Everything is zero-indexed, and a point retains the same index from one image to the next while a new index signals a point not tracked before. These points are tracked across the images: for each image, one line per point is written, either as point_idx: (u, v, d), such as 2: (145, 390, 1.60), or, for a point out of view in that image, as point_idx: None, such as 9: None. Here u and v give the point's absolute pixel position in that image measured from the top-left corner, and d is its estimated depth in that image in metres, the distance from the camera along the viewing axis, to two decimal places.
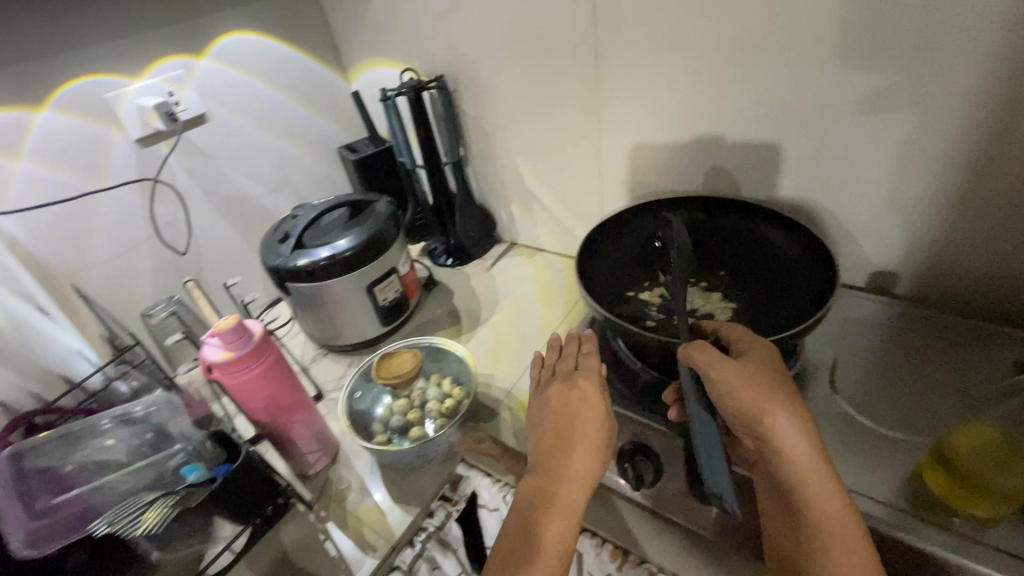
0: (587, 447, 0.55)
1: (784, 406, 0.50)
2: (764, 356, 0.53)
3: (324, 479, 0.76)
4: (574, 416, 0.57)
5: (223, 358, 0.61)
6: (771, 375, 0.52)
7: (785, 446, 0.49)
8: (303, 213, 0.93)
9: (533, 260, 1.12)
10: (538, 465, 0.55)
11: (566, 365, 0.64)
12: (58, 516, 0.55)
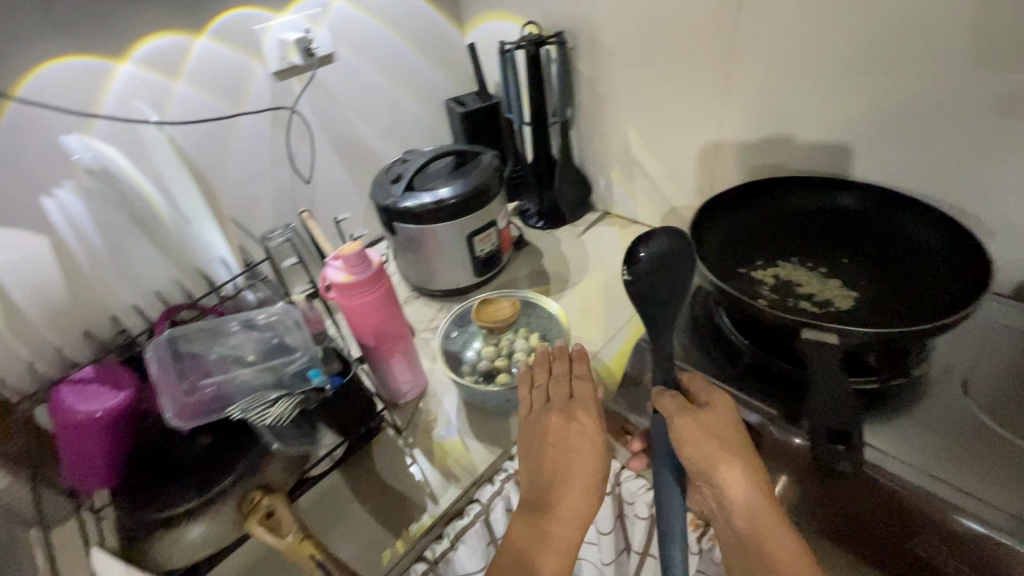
0: (578, 480, 0.59)
1: (738, 465, 0.54)
2: (722, 407, 0.57)
3: (412, 409, 0.80)
4: (567, 449, 0.61)
5: (345, 280, 0.65)
6: (727, 429, 0.56)
7: (740, 498, 0.53)
8: (414, 158, 0.96)
9: (626, 230, 1.11)
10: (532, 494, 0.59)
11: (561, 387, 0.66)
12: (200, 396, 0.62)
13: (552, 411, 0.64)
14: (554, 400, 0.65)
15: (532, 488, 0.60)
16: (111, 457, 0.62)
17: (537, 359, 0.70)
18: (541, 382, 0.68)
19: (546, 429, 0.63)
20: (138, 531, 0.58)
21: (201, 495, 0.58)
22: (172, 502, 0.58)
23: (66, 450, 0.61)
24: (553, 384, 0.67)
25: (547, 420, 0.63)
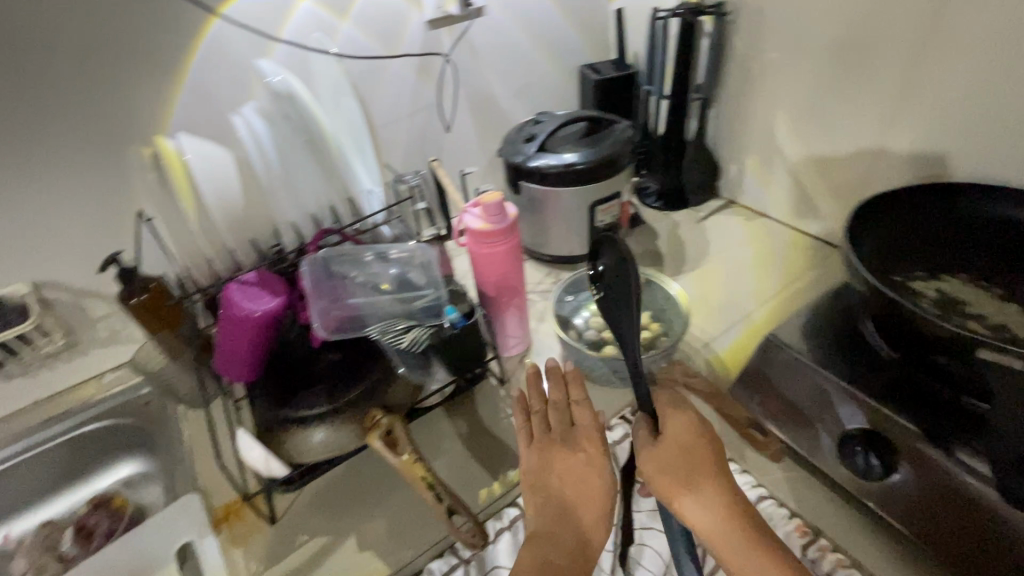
0: (586, 512, 0.56)
1: (687, 496, 0.54)
2: (685, 428, 0.57)
3: (516, 365, 0.82)
4: (570, 482, 0.58)
5: (482, 228, 0.67)
6: (688, 452, 0.55)
7: (699, 521, 0.53)
8: (546, 120, 0.96)
9: (751, 223, 1.05)
10: (538, 526, 0.56)
11: (561, 416, 0.63)
12: (342, 313, 0.67)
13: (551, 442, 0.61)
14: (554, 431, 0.62)
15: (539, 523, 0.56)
16: (256, 359, 0.69)
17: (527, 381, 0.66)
18: (536, 411, 0.64)
19: (544, 461, 0.60)
20: (280, 424, 0.64)
21: (335, 403, 0.63)
22: (310, 405, 0.64)
23: (223, 344, 0.68)
24: (550, 414, 0.64)
25: (543, 451, 0.61)
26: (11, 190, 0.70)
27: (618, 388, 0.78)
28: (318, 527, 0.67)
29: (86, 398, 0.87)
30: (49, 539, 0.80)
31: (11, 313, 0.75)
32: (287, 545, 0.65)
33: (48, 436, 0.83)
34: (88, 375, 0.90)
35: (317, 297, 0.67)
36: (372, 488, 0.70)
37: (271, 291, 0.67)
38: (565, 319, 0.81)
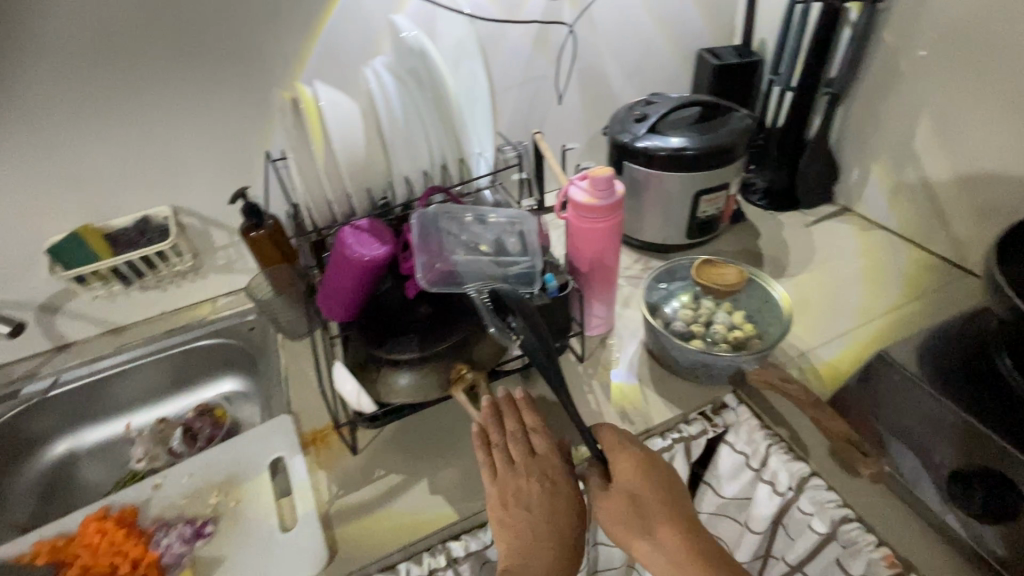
0: (554, 541, 0.58)
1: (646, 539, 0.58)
2: (635, 471, 0.60)
3: (597, 345, 0.82)
4: (539, 516, 0.59)
5: (586, 202, 0.67)
6: (639, 494, 0.59)
7: (648, 553, 0.57)
8: (659, 102, 0.93)
9: (867, 233, 0.97)
10: (512, 557, 0.57)
11: (522, 448, 0.63)
12: (442, 267, 0.69)
13: (518, 475, 0.61)
14: (518, 464, 0.62)
15: (514, 556, 0.57)
16: (357, 299, 0.73)
17: (489, 411, 0.66)
18: (499, 442, 0.64)
19: (513, 494, 0.60)
20: (374, 362, 0.68)
21: (428, 351, 0.68)
22: (405, 349, 0.68)
23: (330, 281, 0.72)
24: (512, 445, 0.63)
25: (510, 483, 0.61)
26: (169, 122, 0.79)
27: (701, 383, 0.75)
28: (395, 464, 0.71)
29: (201, 318, 0.97)
30: (162, 435, 0.91)
31: (153, 231, 0.85)
32: (365, 475, 0.70)
33: (169, 346, 0.94)
34: (205, 297, 0.99)
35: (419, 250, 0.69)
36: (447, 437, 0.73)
37: (380, 238, 0.70)
38: (653, 305, 0.79)
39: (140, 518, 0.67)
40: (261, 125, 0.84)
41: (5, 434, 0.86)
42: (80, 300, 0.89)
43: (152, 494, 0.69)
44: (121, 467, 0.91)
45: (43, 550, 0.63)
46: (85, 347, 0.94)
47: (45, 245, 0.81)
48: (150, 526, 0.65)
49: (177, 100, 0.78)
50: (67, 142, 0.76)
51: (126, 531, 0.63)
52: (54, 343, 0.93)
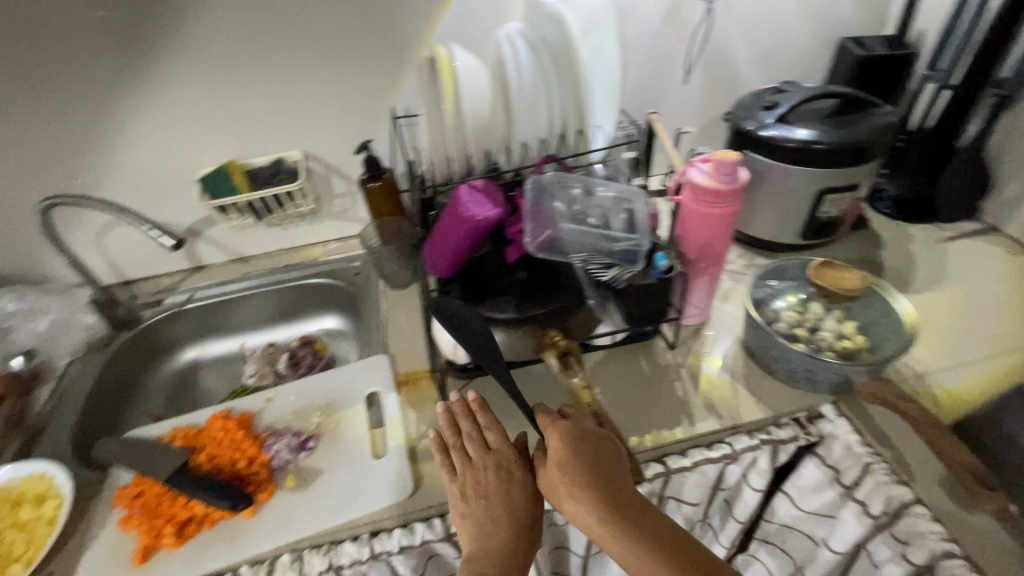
0: (508, 524, 0.59)
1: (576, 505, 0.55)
2: (561, 444, 0.58)
3: (689, 334, 0.81)
4: (493, 504, 0.59)
5: (708, 184, 0.65)
6: (564, 466, 0.56)
7: (581, 517, 0.55)
8: (791, 91, 0.87)
9: (1014, 258, 0.87)
10: (470, 544, 0.58)
11: (477, 444, 0.63)
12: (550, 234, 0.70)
13: (476, 468, 0.62)
14: (474, 459, 0.62)
15: (472, 545, 0.58)
16: (460, 257, 0.76)
17: (444, 414, 0.66)
18: (455, 441, 0.64)
19: (471, 487, 0.61)
20: (472, 319, 0.71)
21: (525, 313, 0.69)
22: (502, 309, 0.70)
23: (437, 236, 0.76)
24: (467, 442, 0.64)
25: (468, 476, 0.62)
26: (311, 75, 0.86)
27: (798, 389, 0.72)
28: None
29: (313, 258, 1.06)
30: (270, 356, 1.02)
31: (285, 173, 0.93)
32: None
33: (284, 279, 1.03)
34: (317, 240, 1.08)
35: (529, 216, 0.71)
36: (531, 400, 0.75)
37: (493, 201, 0.72)
38: (757, 301, 0.76)
39: (255, 424, 0.75)
40: (390, 82, 0.89)
41: (147, 335, 0.98)
42: (216, 229, 1.00)
43: (266, 405, 0.78)
44: (234, 380, 1.02)
45: (177, 436, 0.73)
46: (215, 270, 1.05)
47: (197, 176, 0.92)
48: (263, 432, 0.74)
49: (322, 54, 0.84)
50: (227, 87, 0.85)
51: (244, 433, 0.72)
52: (191, 264, 1.05)
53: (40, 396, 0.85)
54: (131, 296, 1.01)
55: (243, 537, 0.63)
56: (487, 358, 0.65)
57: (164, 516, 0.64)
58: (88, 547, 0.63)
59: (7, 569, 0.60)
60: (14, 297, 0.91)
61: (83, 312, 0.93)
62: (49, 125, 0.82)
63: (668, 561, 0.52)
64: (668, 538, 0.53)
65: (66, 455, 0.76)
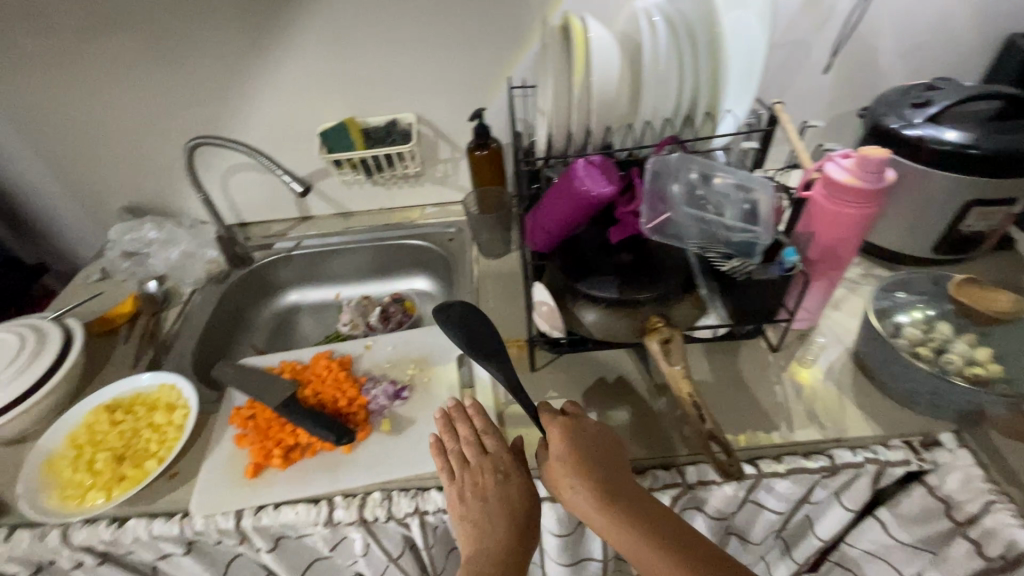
0: (507, 518, 0.58)
1: (575, 491, 0.57)
2: (561, 437, 0.60)
3: (794, 339, 0.77)
4: (490, 505, 0.59)
5: (847, 182, 0.61)
6: (563, 457, 0.59)
7: (581, 505, 0.56)
8: (947, 88, 0.78)
9: None
10: (468, 546, 0.58)
11: (475, 446, 0.64)
12: (667, 218, 0.68)
13: (474, 470, 0.62)
14: (472, 462, 0.63)
15: (471, 548, 0.57)
16: (565, 229, 0.76)
17: (442, 421, 0.68)
18: (453, 446, 0.65)
19: (468, 489, 0.61)
20: (571, 295, 0.72)
21: (625, 296, 0.69)
22: (603, 289, 0.70)
23: (545, 205, 0.76)
24: (464, 446, 0.64)
25: (466, 479, 0.62)
26: (433, 40, 0.88)
27: (916, 412, 0.67)
28: (566, 391, 0.75)
29: (412, 220, 1.09)
30: (363, 309, 1.05)
31: (398, 134, 0.95)
32: (538, 392, 0.75)
33: (383, 237, 1.08)
34: (416, 203, 1.11)
35: (647, 196, 0.69)
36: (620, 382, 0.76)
37: (609, 178, 0.71)
38: (878, 313, 0.71)
39: (354, 367, 0.80)
40: (509, 52, 0.89)
41: (259, 276, 1.06)
42: (327, 183, 1.06)
43: (364, 352, 0.82)
44: (329, 327, 1.08)
45: (286, 369, 0.79)
46: (321, 222, 1.11)
47: (318, 130, 0.97)
48: (361, 376, 0.78)
49: (447, 19, 0.86)
50: (355, 47, 0.88)
51: (345, 374, 0.76)
52: (300, 214, 1.12)
53: (168, 317, 0.93)
54: (247, 238, 1.09)
55: (342, 469, 0.67)
56: (484, 353, 0.68)
57: (274, 438, 0.70)
58: (209, 456, 0.70)
59: (144, 463, 0.68)
60: (153, 227, 1.01)
61: (207, 247, 1.02)
62: (199, 71, 0.89)
63: (668, 547, 0.52)
64: (667, 528, 0.54)
65: (190, 372, 0.85)
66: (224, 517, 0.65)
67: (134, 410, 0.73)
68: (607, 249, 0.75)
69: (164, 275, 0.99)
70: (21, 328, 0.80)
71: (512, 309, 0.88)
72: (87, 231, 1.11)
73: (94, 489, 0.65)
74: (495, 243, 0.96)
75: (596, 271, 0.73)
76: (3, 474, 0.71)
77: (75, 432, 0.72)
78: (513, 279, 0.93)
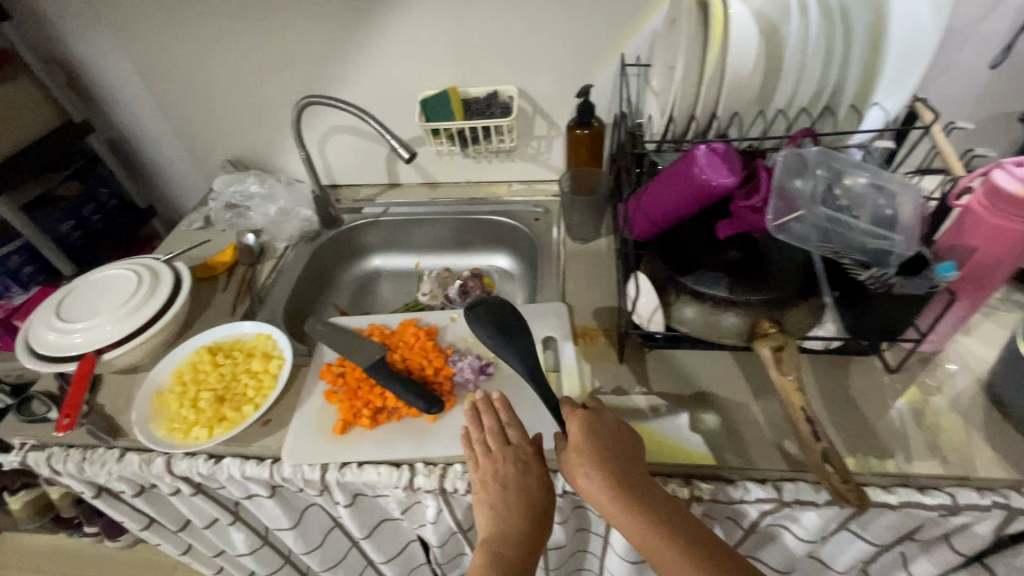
0: (523, 507, 0.59)
1: (592, 486, 0.56)
2: (580, 429, 0.59)
3: (915, 361, 0.70)
4: (509, 494, 0.59)
5: (1016, 194, 0.53)
6: (581, 449, 0.58)
7: (596, 497, 0.56)
8: None
9: None
10: (486, 529, 0.59)
11: (497, 436, 0.63)
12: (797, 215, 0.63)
13: (495, 459, 0.61)
14: (494, 451, 0.62)
15: (490, 532, 0.58)
16: (674, 217, 0.72)
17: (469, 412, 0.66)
18: (476, 433, 0.64)
19: (489, 477, 0.61)
20: (673, 285, 0.68)
21: (735, 294, 0.65)
22: (711, 284, 0.66)
23: (654, 190, 0.72)
24: (487, 436, 0.63)
25: (487, 468, 0.61)
26: (547, 9, 0.84)
27: None
28: (657, 387, 0.72)
29: (499, 196, 1.08)
30: (443, 280, 1.04)
31: (499, 107, 0.93)
32: (625, 385, 0.72)
33: (468, 210, 1.07)
34: (504, 179, 1.10)
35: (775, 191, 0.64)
36: (715, 386, 0.71)
37: (731, 167, 0.66)
38: None
39: (439, 338, 0.80)
40: (626, 26, 0.84)
41: (346, 238, 1.08)
42: (420, 152, 1.06)
43: (449, 323, 0.82)
44: (408, 295, 1.09)
45: (374, 332, 0.80)
46: (408, 190, 1.12)
47: (419, 97, 0.96)
48: (447, 347, 0.78)
49: None
50: (466, 13, 0.86)
51: (432, 343, 0.77)
52: (389, 180, 1.13)
53: (263, 270, 0.97)
54: (337, 200, 1.12)
55: (427, 437, 0.68)
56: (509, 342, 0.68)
57: (363, 399, 0.71)
58: (301, 408, 0.72)
59: (242, 407, 0.71)
60: (255, 181, 1.04)
61: (302, 206, 1.04)
62: (312, 30, 0.90)
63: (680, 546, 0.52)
64: (681, 528, 0.54)
65: (281, 325, 0.88)
66: (313, 468, 0.67)
67: (233, 355, 0.77)
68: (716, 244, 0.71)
69: (261, 229, 1.03)
70: (137, 266, 0.85)
71: (600, 296, 0.85)
72: (192, 181, 1.17)
73: (198, 426, 0.69)
74: (584, 226, 0.93)
75: (703, 263, 0.68)
76: (116, 401, 0.77)
77: (180, 369, 0.76)
78: (602, 266, 0.90)
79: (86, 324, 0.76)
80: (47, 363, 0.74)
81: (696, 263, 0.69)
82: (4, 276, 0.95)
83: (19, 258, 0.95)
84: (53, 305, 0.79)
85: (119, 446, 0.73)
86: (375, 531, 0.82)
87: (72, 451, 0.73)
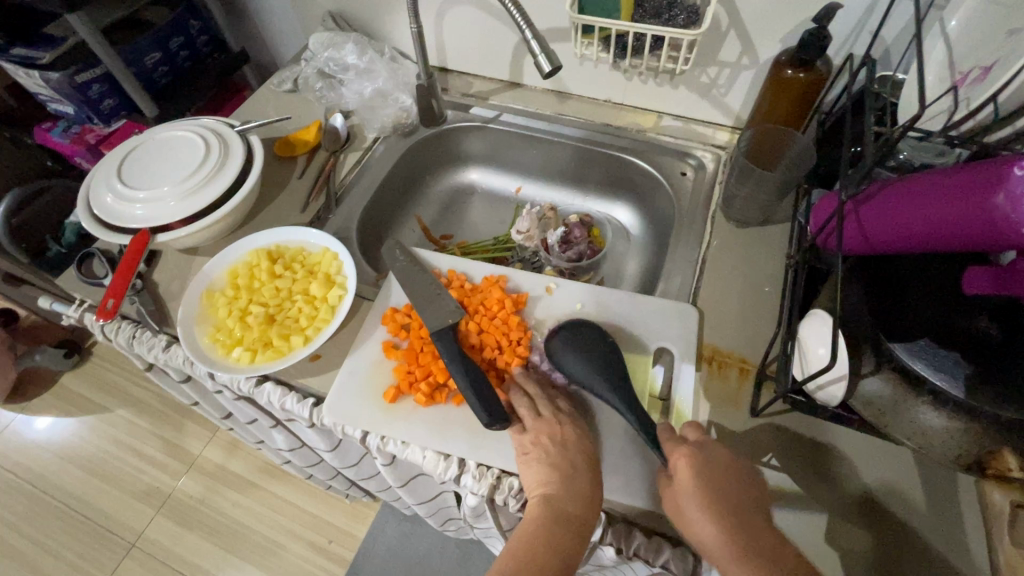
0: (587, 477, 0.50)
1: (710, 528, 0.44)
2: (688, 464, 0.47)
3: None
4: (573, 455, 0.51)
5: None
6: (690, 490, 0.46)
7: (709, 548, 0.43)
8: None
9: None
10: (542, 489, 0.49)
11: (548, 402, 0.55)
12: None
13: (552, 423, 0.53)
14: (545, 415, 0.54)
15: (551, 490, 0.49)
16: (907, 245, 0.46)
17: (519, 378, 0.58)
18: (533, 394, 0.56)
19: (546, 438, 0.52)
20: (870, 347, 0.45)
21: (971, 400, 0.40)
22: (936, 367, 0.41)
23: (888, 202, 0.47)
24: (537, 402, 0.55)
25: (539, 431, 0.53)
26: None
27: None
28: (792, 466, 0.53)
29: (642, 128, 0.83)
30: (543, 220, 0.84)
31: (683, 11, 0.65)
32: (748, 451, 0.54)
33: (595, 141, 0.83)
34: (654, 108, 0.84)
35: None
36: (881, 494, 0.51)
37: None
38: None
39: (526, 311, 0.65)
40: None
41: (443, 141, 0.90)
42: (559, 49, 0.82)
43: (544, 295, 0.66)
44: (501, 226, 0.92)
45: (453, 283, 0.67)
46: (532, 96, 0.90)
47: None
48: (531, 327, 0.63)
49: None
50: None
51: (517, 318, 0.62)
52: (511, 79, 0.91)
53: (346, 161, 0.83)
54: (444, 90, 0.92)
55: (485, 437, 0.56)
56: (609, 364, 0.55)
57: (423, 367, 0.59)
58: (355, 352, 0.62)
59: (291, 336, 0.62)
60: (353, 50, 0.86)
61: (402, 91, 0.86)
62: None
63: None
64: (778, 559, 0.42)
65: (351, 235, 0.75)
66: (353, 430, 0.58)
67: (292, 268, 0.67)
68: (948, 291, 0.45)
69: (352, 110, 0.87)
70: (209, 132, 0.73)
71: (743, 307, 0.64)
72: (291, 29, 1.00)
73: (241, 346, 0.61)
74: (749, 207, 0.69)
75: (931, 330, 0.43)
76: (171, 281, 0.70)
77: (236, 268, 0.67)
78: (758, 264, 0.67)
79: (148, 195, 0.66)
80: (102, 227, 0.66)
81: (919, 325, 0.44)
82: (85, 104, 0.94)
83: (99, 86, 0.93)
84: (120, 161, 0.71)
85: (166, 333, 0.67)
86: (410, 482, 0.74)
87: (123, 324, 0.67)
